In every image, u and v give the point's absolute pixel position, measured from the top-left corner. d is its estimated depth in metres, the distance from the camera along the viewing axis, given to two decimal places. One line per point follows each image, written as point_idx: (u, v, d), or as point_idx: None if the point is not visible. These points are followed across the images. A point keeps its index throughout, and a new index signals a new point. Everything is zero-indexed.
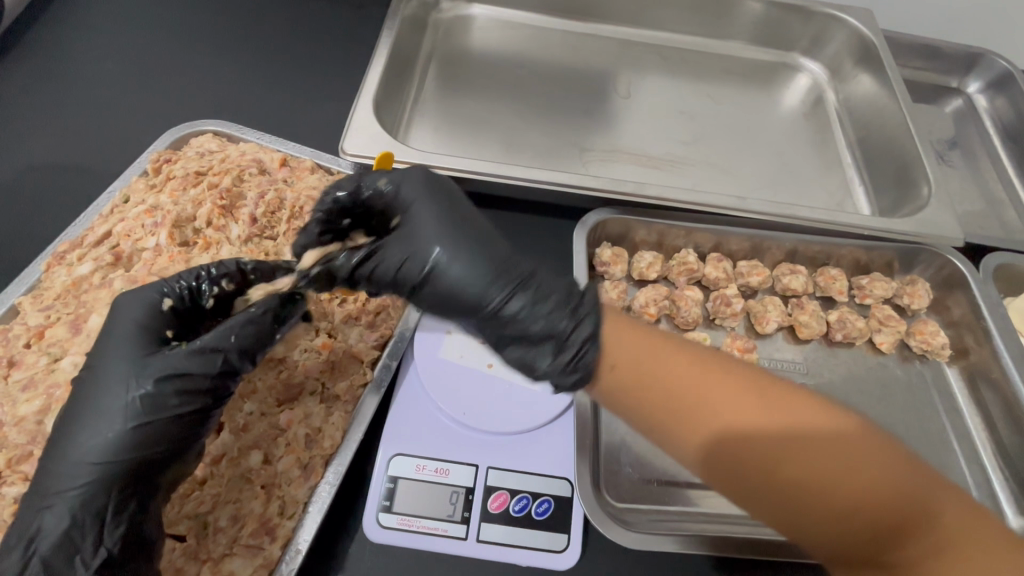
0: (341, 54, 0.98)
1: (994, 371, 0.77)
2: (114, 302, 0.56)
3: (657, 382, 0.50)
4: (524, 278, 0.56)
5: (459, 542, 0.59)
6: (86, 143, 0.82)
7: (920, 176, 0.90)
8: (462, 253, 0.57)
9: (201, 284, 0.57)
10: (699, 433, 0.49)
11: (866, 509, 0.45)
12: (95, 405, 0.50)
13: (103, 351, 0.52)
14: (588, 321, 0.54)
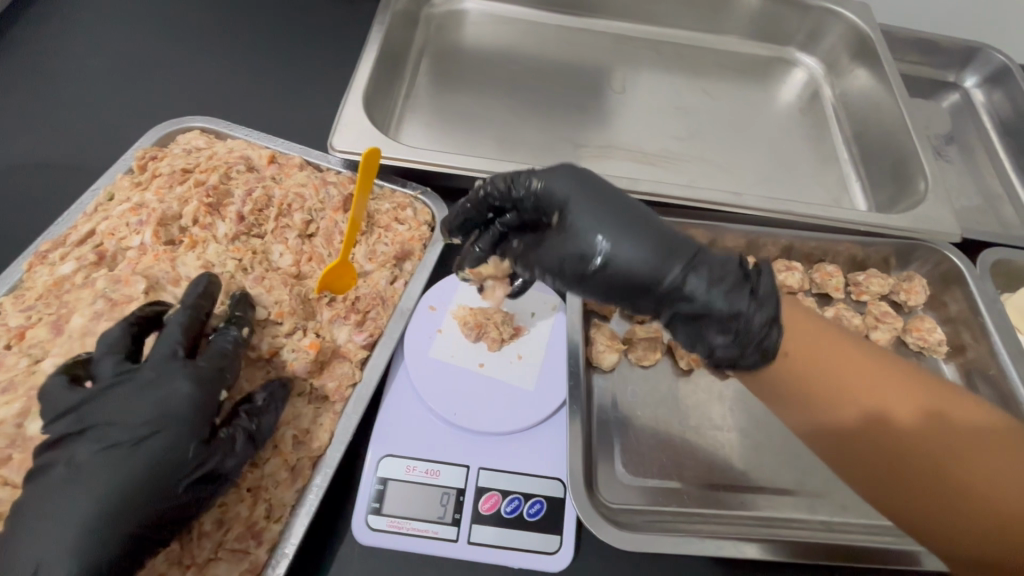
0: (331, 49, 0.96)
1: (991, 368, 0.76)
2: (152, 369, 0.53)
3: (793, 363, 0.52)
4: (693, 266, 0.53)
5: (450, 544, 0.58)
6: (71, 140, 0.81)
7: (916, 171, 0.89)
8: (619, 252, 0.54)
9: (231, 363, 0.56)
10: (818, 407, 0.52)
11: (982, 503, 0.46)
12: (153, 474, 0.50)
13: (163, 421, 0.51)
14: (763, 329, 0.51)
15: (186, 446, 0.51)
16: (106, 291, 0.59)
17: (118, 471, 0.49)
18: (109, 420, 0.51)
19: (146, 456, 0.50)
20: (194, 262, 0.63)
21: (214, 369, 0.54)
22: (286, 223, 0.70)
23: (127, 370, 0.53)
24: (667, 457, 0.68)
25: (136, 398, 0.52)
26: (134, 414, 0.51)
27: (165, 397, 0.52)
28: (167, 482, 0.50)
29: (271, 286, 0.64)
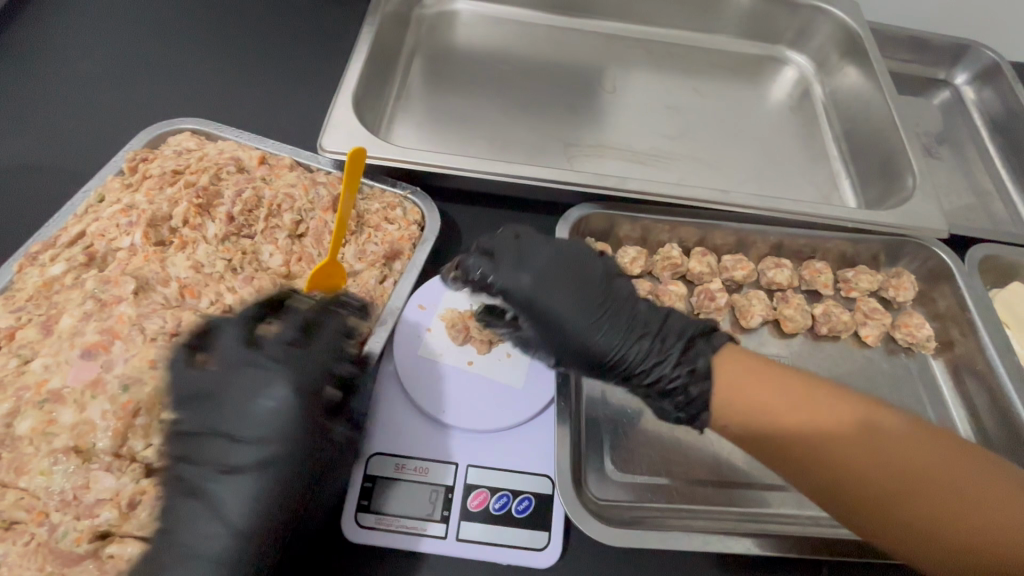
0: (323, 51, 0.97)
1: (979, 363, 0.76)
2: (265, 371, 0.56)
3: (766, 416, 0.53)
4: (643, 356, 0.59)
5: (439, 541, 0.58)
6: (63, 142, 0.81)
7: (905, 168, 0.90)
8: (576, 342, 0.60)
9: (337, 363, 0.59)
10: (800, 453, 0.52)
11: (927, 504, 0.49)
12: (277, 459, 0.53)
13: (284, 416, 0.54)
14: (693, 414, 0.57)
15: (305, 441, 0.54)
16: (95, 292, 0.60)
17: (252, 488, 0.52)
18: (232, 434, 0.54)
19: (275, 469, 0.52)
20: (185, 263, 0.64)
21: (329, 365, 0.58)
22: (276, 224, 0.70)
23: (249, 372, 0.56)
24: (655, 453, 0.68)
25: (262, 407, 0.55)
26: (261, 423, 0.54)
27: (287, 408, 0.54)
28: (299, 493, 0.53)
29: (261, 286, 0.65)
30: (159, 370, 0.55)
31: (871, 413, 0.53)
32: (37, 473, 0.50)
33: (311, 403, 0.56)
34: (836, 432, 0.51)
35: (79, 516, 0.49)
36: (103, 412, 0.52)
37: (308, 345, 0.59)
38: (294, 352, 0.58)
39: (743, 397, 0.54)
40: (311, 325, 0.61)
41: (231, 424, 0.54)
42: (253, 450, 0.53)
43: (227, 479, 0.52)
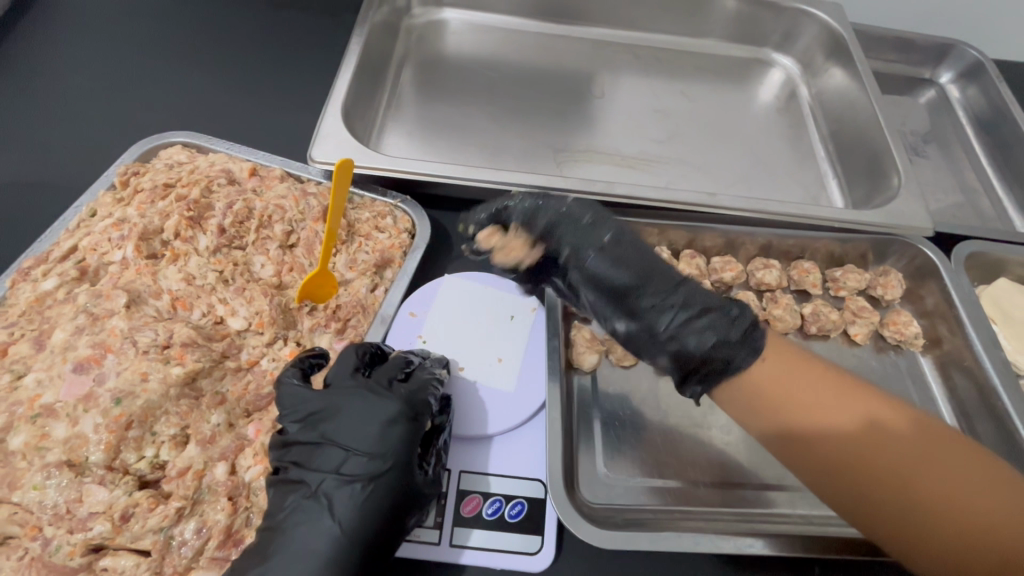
0: (313, 62, 0.98)
1: (967, 359, 0.77)
2: (365, 407, 0.57)
3: (760, 387, 0.57)
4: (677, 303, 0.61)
5: (434, 548, 0.58)
6: (55, 158, 0.82)
7: (890, 167, 0.91)
8: (624, 252, 0.64)
9: (434, 400, 0.59)
10: (807, 439, 0.54)
11: (900, 502, 0.50)
12: (363, 491, 0.53)
13: (379, 450, 0.54)
14: (723, 355, 0.58)
15: (399, 477, 0.54)
16: (87, 306, 0.60)
17: (355, 503, 0.52)
18: (330, 455, 0.55)
19: (379, 490, 0.53)
20: (176, 275, 0.65)
21: (432, 401, 0.59)
22: (267, 235, 0.70)
23: (362, 394, 0.57)
24: (648, 455, 0.68)
25: (373, 431, 0.55)
26: (370, 443, 0.55)
27: (398, 434, 0.55)
28: (398, 516, 0.53)
29: (251, 297, 0.66)
30: (151, 383, 0.55)
31: (880, 404, 0.54)
32: (30, 488, 0.50)
33: (417, 431, 0.56)
34: (832, 418, 0.53)
35: (72, 530, 0.50)
36: (95, 425, 0.52)
37: (412, 382, 0.60)
38: (402, 386, 0.59)
39: (752, 385, 0.57)
40: (414, 367, 0.62)
41: (344, 437, 0.55)
42: (361, 468, 0.54)
43: (335, 491, 0.53)
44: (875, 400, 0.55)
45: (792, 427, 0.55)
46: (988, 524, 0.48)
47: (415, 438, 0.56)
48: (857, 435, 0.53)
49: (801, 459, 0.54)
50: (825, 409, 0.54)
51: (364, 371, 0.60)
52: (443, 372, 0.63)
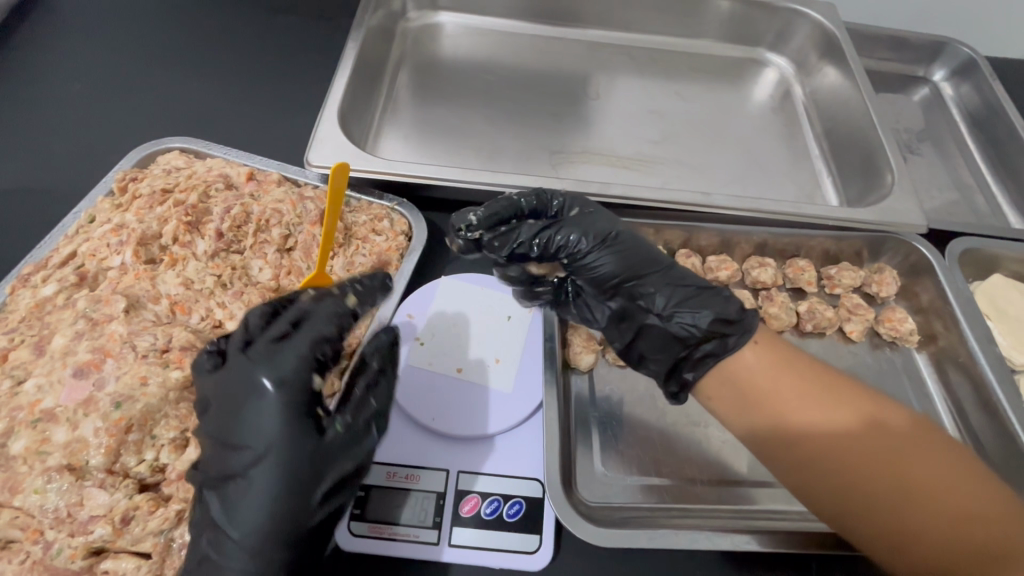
0: (310, 67, 0.98)
1: (961, 354, 0.77)
2: (233, 388, 0.51)
3: (744, 385, 0.58)
4: (671, 290, 0.63)
5: (432, 548, 0.58)
6: (54, 165, 0.82)
7: (883, 164, 0.91)
8: (623, 240, 0.66)
9: (319, 357, 0.53)
10: (792, 436, 0.55)
11: (877, 500, 0.51)
12: (253, 476, 0.50)
13: (253, 432, 0.50)
14: (721, 334, 0.60)
15: (287, 450, 0.50)
16: (86, 312, 0.61)
17: (252, 497, 0.50)
18: (223, 446, 0.51)
19: (266, 471, 0.50)
20: (174, 280, 0.65)
21: (308, 358, 0.52)
22: (264, 239, 0.71)
23: (232, 373, 0.52)
24: (645, 454, 0.69)
25: (248, 408, 0.50)
26: (248, 428, 0.50)
27: (268, 409, 0.50)
28: (300, 500, 0.51)
29: (249, 301, 0.66)
30: (150, 387, 0.56)
31: (866, 404, 0.55)
32: (31, 492, 0.51)
33: (291, 399, 0.51)
34: (810, 417, 0.55)
35: (73, 533, 0.50)
36: (95, 429, 0.53)
37: (291, 340, 0.53)
38: (280, 346, 0.52)
39: (742, 377, 0.58)
40: (302, 318, 0.55)
41: (220, 427, 0.51)
42: (242, 459, 0.50)
43: (233, 487, 0.51)
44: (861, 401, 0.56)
45: (776, 425, 0.56)
46: (963, 525, 0.49)
47: (294, 406, 0.51)
48: (843, 436, 0.53)
49: (786, 454, 0.55)
50: (812, 408, 0.55)
51: (252, 331, 0.54)
52: (335, 315, 0.55)
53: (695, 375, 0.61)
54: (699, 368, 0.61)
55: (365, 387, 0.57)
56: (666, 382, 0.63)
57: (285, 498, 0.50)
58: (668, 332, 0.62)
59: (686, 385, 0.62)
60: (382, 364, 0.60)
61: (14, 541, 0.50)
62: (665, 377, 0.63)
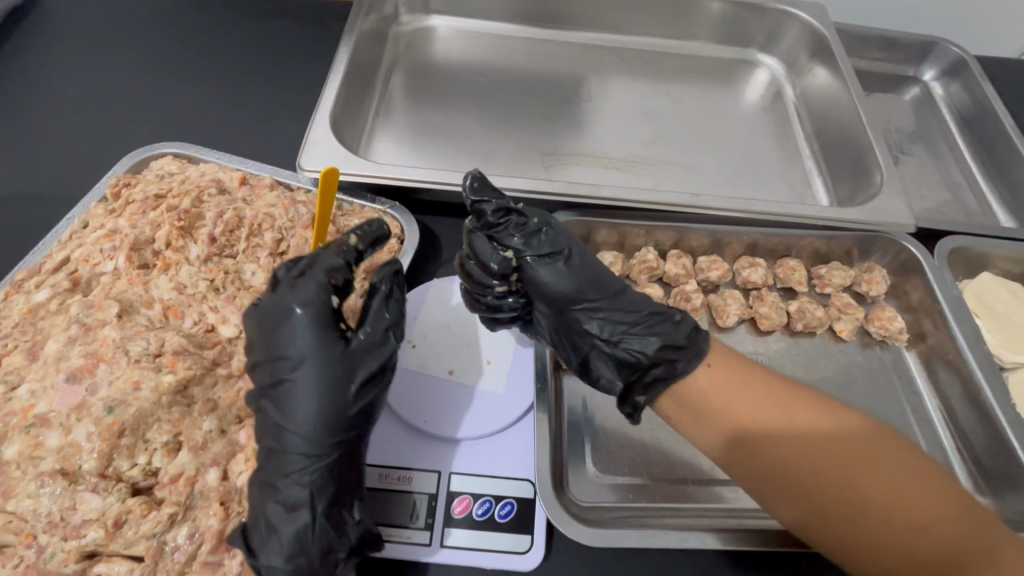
0: (303, 72, 0.99)
1: (950, 352, 0.78)
2: (266, 312, 0.56)
3: (705, 397, 0.58)
4: (618, 317, 0.64)
5: (425, 549, 0.59)
6: (48, 171, 0.83)
7: (873, 164, 0.92)
8: (576, 260, 0.65)
9: (333, 282, 0.57)
10: (749, 450, 0.55)
11: (848, 505, 0.51)
12: (294, 385, 0.55)
13: (289, 345, 0.55)
14: (669, 359, 0.61)
15: (320, 358, 0.55)
16: (79, 317, 0.61)
17: (293, 432, 0.54)
18: (265, 367, 0.56)
19: (302, 380, 0.54)
20: (167, 284, 0.66)
21: (324, 283, 0.56)
22: (257, 243, 0.71)
23: (267, 300, 0.57)
24: (636, 455, 0.69)
25: (283, 329, 0.55)
26: (285, 343, 0.55)
27: (298, 325, 0.55)
28: (335, 404, 0.55)
29: (242, 305, 0.67)
30: (143, 391, 0.56)
31: (822, 414, 0.55)
32: (24, 496, 0.51)
33: (316, 315, 0.55)
34: (769, 424, 0.55)
35: (66, 537, 0.51)
36: (89, 433, 0.53)
37: (307, 271, 0.57)
38: (298, 279, 0.57)
39: (697, 396, 0.59)
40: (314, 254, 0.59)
41: (262, 347, 0.56)
42: (281, 370, 0.55)
43: (279, 392, 0.55)
44: (817, 408, 0.56)
45: (738, 434, 0.56)
46: (924, 529, 0.50)
47: (319, 322, 0.55)
48: (805, 442, 0.54)
49: (745, 468, 0.55)
50: (769, 422, 0.55)
51: (277, 269, 0.58)
52: (340, 247, 0.58)
53: (647, 398, 0.61)
54: (650, 390, 0.61)
55: (379, 304, 0.59)
56: (620, 404, 0.63)
57: (321, 404, 0.54)
58: (617, 358, 0.64)
59: (639, 407, 0.61)
60: (391, 288, 0.61)
61: (7, 545, 0.51)
62: (619, 399, 0.63)
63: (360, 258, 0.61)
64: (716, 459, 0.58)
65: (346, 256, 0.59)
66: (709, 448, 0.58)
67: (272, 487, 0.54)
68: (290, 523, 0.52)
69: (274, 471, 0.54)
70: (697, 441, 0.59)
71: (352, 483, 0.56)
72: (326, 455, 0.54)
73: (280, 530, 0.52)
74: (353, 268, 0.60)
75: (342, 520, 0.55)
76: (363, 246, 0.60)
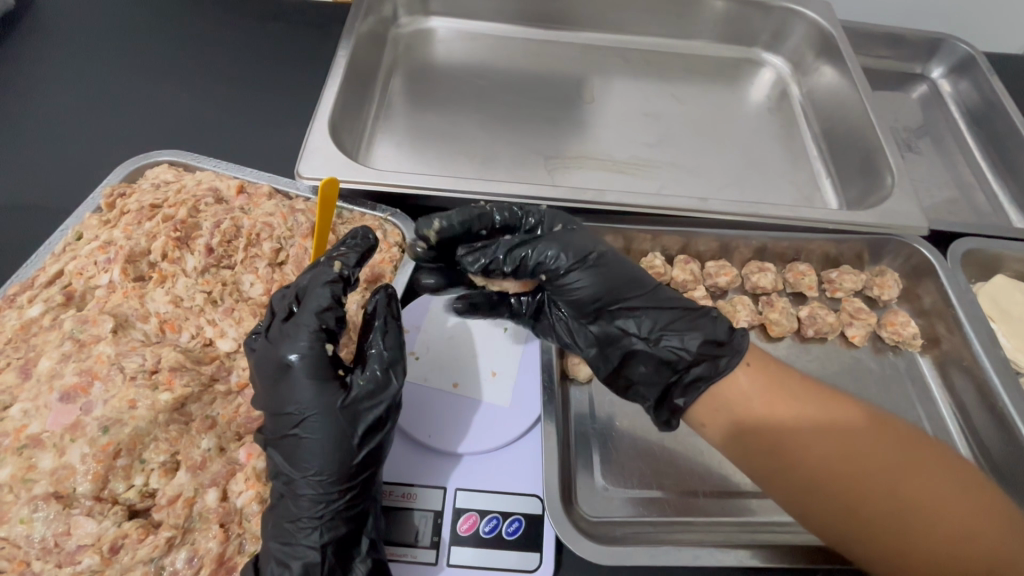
0: (301, 76, 0.97)
1: (966, 358, 0.76)
2: (262, 362, 0.55)
3: (736, 393, 0.59)
4: (654, 317, 0.63)
5: (430, 568, 0.57)
6: (41, 181, 0.81)
7: (883, 165, 0.90)
8: (604, 260, 0.65)
9: (323, 328, 0.55)
10: (786, 456, 0.55)
11: (871, 502, 0.52)
12: (298, 434, 0.54)
13: (288, 396, 0.54)
14: (707, 359, 0.61)
15: (321, 406, 0.54)
16: (73, 333, 0.59)
17: (300, 478, 0.54)
18: (268, 417, 0.55)
19: (307, 431, 0.54)
20: (164, 297, 0.64)
21: (316, 330, 0.55)
22: (255, 253, 0.69)
23: (263, 348, 0.56)
24: (645, 466, 0.68)
25: (281, 383, 0.55)
26: (285, 398, 0.54)
27: (296, 375, 0.54)
28: (339, 451, 0.54)
29: (241, 318, 0.65)
30: (139, 410, 0.54)
31: (856, 413, 0.57)
32: (17, 521, 0.50)
33: (311, 364, 0.54)
34: (785, 420, 0.57)
35: (60, 563, 0.49)
36: (83, 455, 0.51)
37: (296, 318, 0.56)
38: (289, 327, 0.55)
39: (740, 403, 0.58)
40: (301, 295, 0.58)
41: (264, 398, 0.55)
42: (284, 422, 0.54)
43: (288, 444, 0.54)
44: (830, 403, 0.57)
45: (759, 432, 0.57)
46: (956, 533, 0.51)
47: (316, 371, 0.54)
48: (820, 438, 0.55)
49: (768, 468, 0.56)
50: (808, 427, 0.56)
51: (274, 306, 0.59)
52: (327, 286, 0.57)
53: (687, 401, 0.60)
54: (690, 393, 0.60)
55: (377, 340, 0.58)
56: (655, 410, 0.63)
57: (327, 451, 0.54)
58: (657, 358, 0.62)
59: (677, 411, 0.61)
60: (386, 321, 0.59)
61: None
62: (655, 407, 0.63)
63: (349, 287, 0.59)
64: (733, 462, 0.59)
65: (336, 293, 0.57)
66: (731, 451, 0.59)
67: (280, 527, 0.53)
68: (301, 560, 0.52)
69: (284, 512, 0.54)
70: (719, 444, 0.59)
71: (364, 522, 0.56)
72: (336, 499, 0.54)
73: (291, 565, 0.52)
74: (343, 304, 0.58)
75: (349, 554, 0.55)
76: (349, 271, 0.58)
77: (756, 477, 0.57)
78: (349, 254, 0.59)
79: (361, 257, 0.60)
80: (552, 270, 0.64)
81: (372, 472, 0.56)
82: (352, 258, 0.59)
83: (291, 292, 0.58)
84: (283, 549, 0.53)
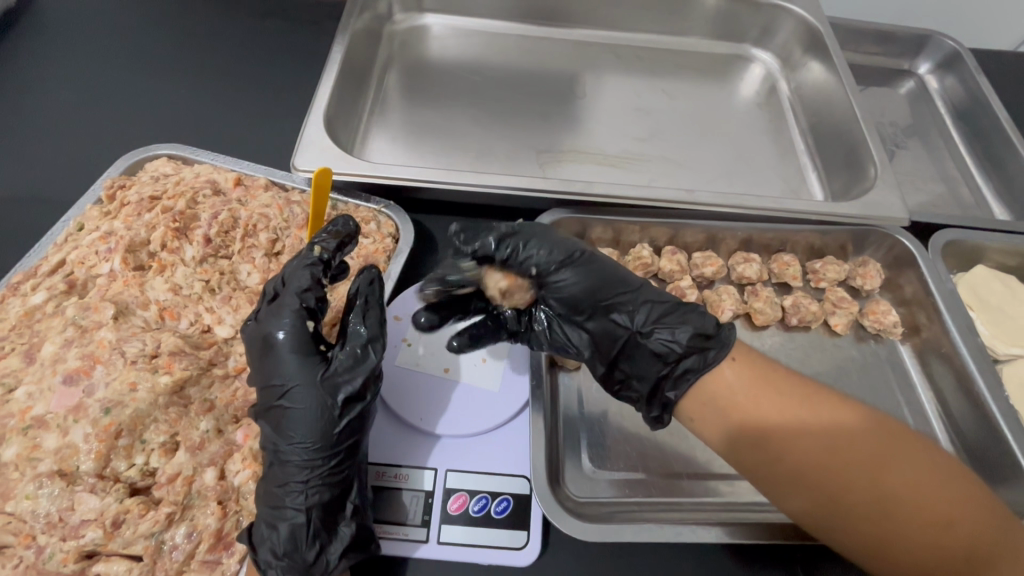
0: (297, 72, 0.99)
1: (944, 344, 0.78)
2: (252, 340, 0.58)
3: (726, 390, 0.60)
4: (645, 313, 0.65)
5: (421, 545, 0.59)
6: (42, 173, 0.83)
7: (867, 159, 0.92)
8: (594, 259, 0.67)
9: (302, 309, 0.58)
10: (772, 451, 0.57)
11: (856, 492, 0.54)
12: (285, 407, 0.56)
13: (275, 371, 0.57)
14: (698, 347, 0.62)
15: (304, 380, 0.56)
16: (75, 319, 0.61)
17: (287, 446, 0.56)
18: (258, 393, 0.58)
19: (292, 404, 0.56)
20: (163, 286, 0.66)
21: (297, 309, 0.57)
22: (252, 243, 0.71)
23: (253, 327, 0.59)
24: (631, 449, 0.70)
25: (268, 358, 0.57)
26: (272, 372, 0.57)
27: (282, 350, 0.57)
28: (322, 422, 0.56)
29: (238, 305, 0.67)
30: (139, 392, 0.56)
31: (848, 413, 0.58)
32: (23, 497, 0.52)
33: (296, 341, 0.57)
34: (771, 417, 0.58)
35: (65, 537, 0.51)
36: (85, 435, 0.53)
37: (280, 298, 0.58)
38: (274, 306, 0.58)
39: (724, 398, 0.60)
40: (283, 277, 0.60)
41: (256, 376, 0.58)
42: (273, 397, 0.57)
43: (274, 416, 0.57)
44: (816, 401, 0.58)
45: (746, 429, 0.58)
46: (942, 515, 0.52)
47: (299, 347, 0.57)
48: (806, 433, 0.57)
49: (753, 460, 0.58)
50: (794, 423, 0.57)
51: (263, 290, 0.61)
52: (306, 267, 0.59)
53: (677, 394, 0.62)
54: (679, 386, 0.62)
55: (357, 319, 0.60)
56: (648, 405, 0.65)
57: (311, 422, 0.56)
58: (652, 350, 0.63)
59: (668, 405, 0.63)
60: (366, 301, 0.61)
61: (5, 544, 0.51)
62: (648, 402, 0.64)
63: (329, 269, 0.61)
64: (724, 459, 0.61)
65: (315, 275, 0.59)
66: (722, 447, 0.60)
67: (270, 493, 0.55)
68: (289, 521, 0.54)
69: (272, 479, 0.56)
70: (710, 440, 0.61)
71: (349, 488, 0.57)
72: (321, 464, 0.56)
73: (279, 527, 0.54)
74: (323, 285, 0.60)
75: (336, 518, 0.56)
76: (328, 255, 0.61)
77: (745, 471, 0.59)
78: (328, 239, 0.61)
79: (341, 243, 0.62)
80: (542, 273, 0.65)
81: (353, 441, 0.57)
82: (330, 241, 0.61)
83: (276, 275, 0.61)
84: (273, 513, 0.55)
